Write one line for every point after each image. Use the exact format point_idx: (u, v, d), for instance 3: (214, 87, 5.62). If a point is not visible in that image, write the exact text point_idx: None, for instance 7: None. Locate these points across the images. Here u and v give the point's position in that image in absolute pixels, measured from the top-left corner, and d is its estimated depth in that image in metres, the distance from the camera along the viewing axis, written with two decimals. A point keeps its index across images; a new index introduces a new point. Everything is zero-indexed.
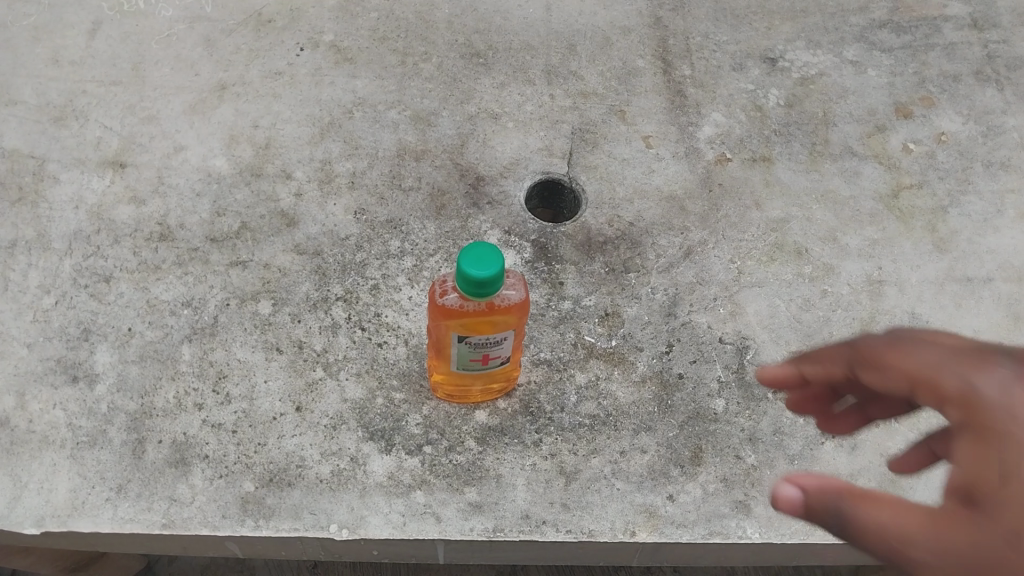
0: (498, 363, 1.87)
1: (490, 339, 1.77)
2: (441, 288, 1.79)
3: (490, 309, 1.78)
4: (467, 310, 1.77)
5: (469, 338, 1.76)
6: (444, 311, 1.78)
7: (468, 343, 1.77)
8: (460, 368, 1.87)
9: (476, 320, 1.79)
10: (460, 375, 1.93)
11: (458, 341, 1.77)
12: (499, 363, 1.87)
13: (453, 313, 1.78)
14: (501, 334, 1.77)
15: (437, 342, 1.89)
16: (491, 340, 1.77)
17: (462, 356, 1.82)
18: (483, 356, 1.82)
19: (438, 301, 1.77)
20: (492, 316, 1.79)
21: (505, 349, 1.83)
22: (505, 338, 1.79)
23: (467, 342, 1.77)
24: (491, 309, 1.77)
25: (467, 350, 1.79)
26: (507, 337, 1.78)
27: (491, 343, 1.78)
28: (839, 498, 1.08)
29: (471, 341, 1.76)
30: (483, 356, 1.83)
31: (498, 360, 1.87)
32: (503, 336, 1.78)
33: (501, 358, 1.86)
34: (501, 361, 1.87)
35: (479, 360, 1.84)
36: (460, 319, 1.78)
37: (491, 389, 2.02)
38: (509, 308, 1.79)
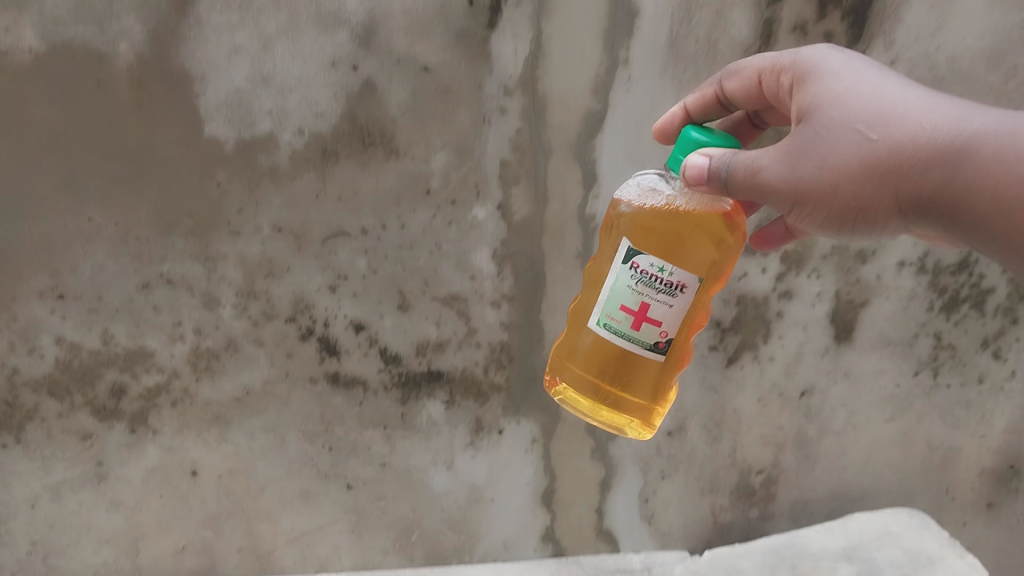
0: (648, 355, 0.95)
1: (659, 282, 0.92)
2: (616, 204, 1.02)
3: (685, 221, 0.97)
4: (653, 218, 0.98)
5: (638, 253, 0.92)
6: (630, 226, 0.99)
7: (634, 267, 0.93)
8: (600, 325, 0.96)
9: (655, 235, 0.98)
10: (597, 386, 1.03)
11: (621, 260, 0.93)
12: (649, 355, 0.95)
13: (628, 218, 1.00)
14: (684, 278, 0.92)
15: (578, 308, 1.09)
16: (658, 291, 0.92)
17: (614, 292, 0.95)
18: (640, 310, 0.93)
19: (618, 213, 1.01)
20: (691, 232, 0.98)
21: (672, 322, 0.94)
22: (680, 291, 0.93)
23: (631, 266, 0.93)
24: (693, 227, 0.97)
25: (627, 279, 0.93)
26: (685, 293, 0.93)
27: (655, 293, 0.93)
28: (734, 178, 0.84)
29: (639, 269, 0.92)
30: (638, 313, 0.94)
31: (650, 340, 0.94)
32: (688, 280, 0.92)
33: (656, 341, 0.94)
34: (652, 354, 0.95)
35: (620, 381, 1.02)
36: (636, 219, 0.99)
37: (608, 402, 1.03)
38: (713, 218, 0.98)
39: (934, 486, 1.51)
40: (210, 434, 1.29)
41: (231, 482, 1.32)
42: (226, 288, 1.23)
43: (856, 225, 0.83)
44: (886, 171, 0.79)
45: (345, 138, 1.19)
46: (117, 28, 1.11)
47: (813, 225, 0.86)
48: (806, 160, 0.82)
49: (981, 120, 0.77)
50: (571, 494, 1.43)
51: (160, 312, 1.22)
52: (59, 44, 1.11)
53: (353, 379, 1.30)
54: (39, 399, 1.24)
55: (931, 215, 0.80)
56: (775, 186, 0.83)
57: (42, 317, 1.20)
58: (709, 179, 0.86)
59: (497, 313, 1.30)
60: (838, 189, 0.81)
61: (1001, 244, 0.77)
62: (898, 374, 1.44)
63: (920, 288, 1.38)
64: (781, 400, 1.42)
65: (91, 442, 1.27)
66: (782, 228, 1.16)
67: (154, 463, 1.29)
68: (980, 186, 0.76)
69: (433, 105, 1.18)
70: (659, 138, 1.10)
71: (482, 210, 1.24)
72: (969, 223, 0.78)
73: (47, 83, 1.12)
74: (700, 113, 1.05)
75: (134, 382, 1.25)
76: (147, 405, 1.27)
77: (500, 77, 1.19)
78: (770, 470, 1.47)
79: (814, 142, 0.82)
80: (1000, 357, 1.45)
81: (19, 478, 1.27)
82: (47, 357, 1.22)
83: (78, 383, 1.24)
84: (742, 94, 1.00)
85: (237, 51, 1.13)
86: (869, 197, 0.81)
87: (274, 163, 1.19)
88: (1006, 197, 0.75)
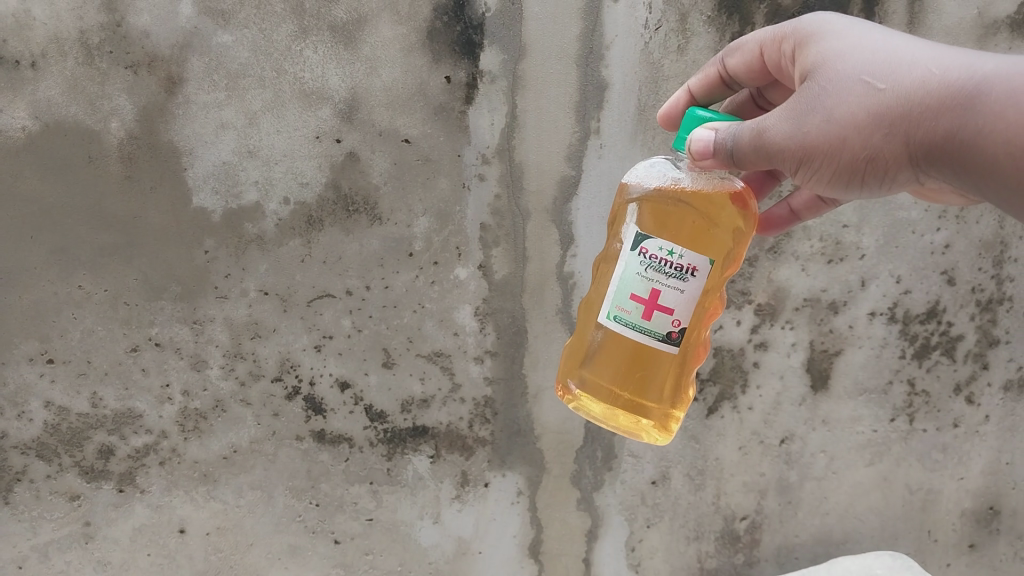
0: (660, 346, 0.96)
1: (670, 266, 0.94)
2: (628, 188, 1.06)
3: (694, 202, 1.01)
4: (664, 202, 1.02)
5: (647, 238, 0.94)
6: (644, 211, 1.03)
7: (642, 253, 0.95)
8: (611, 318, 0.98)
9: (669, 219, 1.02)
10: (613, 375, 1.06)
11: (630, 246, 0.96)
12: (662, 346, 0.96)
13: (642, 204, 1.03)
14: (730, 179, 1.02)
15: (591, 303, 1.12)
16: (669, 277, 0.94)
17: (624, 281, 0.96)
18: (651, 298, 0.95)
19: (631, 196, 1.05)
20: (700, 217, 1.02)
21: (684, 310, 0.95)
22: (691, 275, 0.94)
23: (640, 252, 0.95)
24: (703, 209, 1.02)
25: (637, 266, 0.95)
26: (696, 277, 0.94)
27: (666, 278, 0.94)
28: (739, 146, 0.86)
29: (648, 255, 0.95)
30: (649, 301, 0.95)
31: (662, 330, 0.95)
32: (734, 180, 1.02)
33: (668, 331, 0.95)
34: (664, 346, 0.96)
35: (635, 381, 1.05)
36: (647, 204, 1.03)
37: (622, 404, 1.06)
38: (723, 201, 1.03)
39: (916, 527, 1.52)
40: (198, 492, 1.46)
41: (218, 538, 1.47)
42: (213, 350, 1.42)
43: (867, 176, 0.83)
44: (893, 119, 0.79)
45: (330, 205, 1.38)
46: (111, 106, 1.34)
47: (821, 185, 0.87)
48: (811, 114, 0.83)
49: (993, 63, 0.75)
50: (558, 546, 1.51)
51: (148, 374, 1.42)
52: (52, 120, 1.33)
53: (339, 436, 1.45)
54: (29, 461, 1.43)
55: (942, 164, 0.78)
56: (780, 145, 0.84)
57: (32, 381, 1.41)
58: (715, 152, 0.88)
59: (479, 369, 1.44)
60: (845, 141, 0.81)
61: (1015, 195, 0.74)
62: (875, 421, 1.49)
63: (891, 337, 1.46)
64: (762, 447, 1.48)
65: (78, 503, 1.45)
66: (787, 211, 1.20)
67: (140, 522, 1.46)
68: (992, 131, 0.73)
69: (414, 173, 1.37)
70: (663, 122, 1.11)
71: (464, 270, 1.41)
72: (981, 171, 0.76)
73: (45, 156, 1.35)
74: (704, 94, 1.08)
75: (121, 444, 1.44)
76: (133, 466, 1.45)
77: (477, 148, 1.38)
78: (754, 516, 1.50)
79: (819, 97, 0.83)
80: (974, 403, 1.50)
81: (8, 540, 1.45)
82: (36, 421, 1.42)
83: (65, 446, 1.43)
84: (744, 69, 1.02)
85: (224, 127, 1.35)
86: (877, 146, 0.80)
87: (260, 230, 1.38)
88: (1017, 139, 0.72)
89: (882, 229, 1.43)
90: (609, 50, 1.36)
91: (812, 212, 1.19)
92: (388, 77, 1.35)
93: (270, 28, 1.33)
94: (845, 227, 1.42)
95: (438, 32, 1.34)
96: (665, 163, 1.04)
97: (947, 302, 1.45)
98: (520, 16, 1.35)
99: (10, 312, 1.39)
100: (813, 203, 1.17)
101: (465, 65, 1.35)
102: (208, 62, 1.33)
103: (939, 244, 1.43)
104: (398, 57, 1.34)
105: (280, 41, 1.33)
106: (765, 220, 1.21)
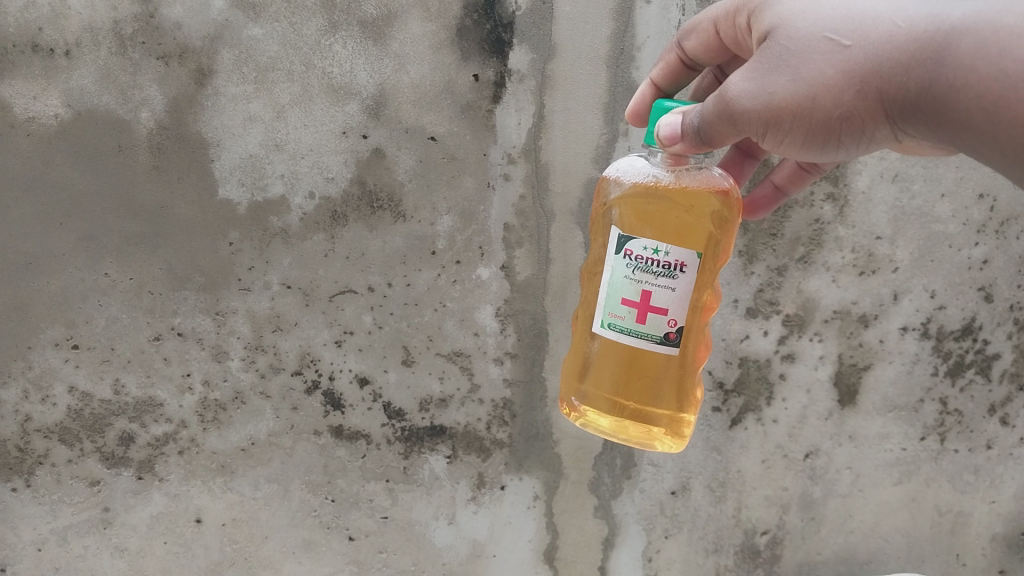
0: (659, 348, 0.94)
1: (657, 265, 0.93)
2: (606, 189, 1.06)
3: (676, 197, 1.00)
4: (644, 200, 1.01)
5: (630, 240, 0.94)
6: (624, 212, 1.02)
7: (628, 256, 0.94)
8: (605, 326, 0.97)
9: (651, 217, 1.01)
10: (613, 388, 1.05)
11: (615, 250, 0.95)
12: (660, 348, 0.95)
13: (621, 205, 1.02)
14: (708, 167, 1.02)
15: (584, 315, 1.12)
16: (658, 276, 0.93)
17: (613, 287, 0.95)
18: (642, 300, 0.94)
19: (610, 196, 1.04)
20: (683, 211, 1.01)
21: (678, 309, 0.93)
22: (680, 272, 0.93)
23: (626, 255, 0.94)
24: (686, 203, 1.01)
25: (624, 269, 0.94)
26: (686, 272, 0.93)
27: (654, 278, 0.93)
28: (706, 120, 0.85)
29: (633, 256, 0.94)
30: (640, 304, 0.94)
31: (659, 331, 0.94)
32: (711, 168, 1.02)
33: (665, 332, 0.94)
34: (662, 347, 0.95)
35: (637, 390, 1.04)
36: (627, 203, 1.02)
37: (628, 415, 1.04)
38: (707, 194, 1.01)
39: (944, 551, 1.48)
40: (215, 482, 1.47)
41: (234, 530, 1.48)
42: (235, 342, 1.43)
43: (842, 136, 0.82)
44: (865, 76, 0.77)
45: (354, 201, 1.38)
46: (141, 96, 1.35)
47: (794, 147, 0.85)
48: (777, 75, 0.81)
49: (961, 10, 0.72)
50: (573, 552, 1.49)
51: (169, 364, 1.43)
52: (85, 108, 1.36)
53: (356, 432, 1.45)
54: (51, 445, 1.45)
55: (917, 120, 0.77)
56: (747, 110, 0.82)
57: (56, 365, 1.43)
58: (683, 135, 0.89)
59: (499, 369, 1.43)
60: (816, 101, 0.80)
61: (990, 147, 0.72)
62: (905, 439, 1.45)
63: (923, 353, 1.42)
64: (786, 461, 1.45)
65: (98, 488, 1.47)
66: (771, 189, 1.21)
67: (158, 510, 1.47)
68: (964, 85, 0.72)
69: (440, 171, 1.37)
70: (633, 121, 1.11)
71: (486, 270, 1.40)
72: (954, 125, 0.74)
73: (77, 144, 1.37)
74: (667, 82, 1.07)
75: (142, 432, 1.45)
76: (152, 454, 1.46)
77: (503, 147, 1.37)
78: (776, 531, 1.46)
79: (782, 57, 0.81)
80: (1008, 424, 1.45)
81: (28, 522, 1.48)
82: (59, 405, 1.44)
83: (87, 432, 1.45)
84: (702, 49, 1.02)
85: (252, 119, 1.36)
86: (848, 105, 0.79)
87: (285, 224, 1.39)
88: (989, 91, 0.70)
89: (917, 242, 1.38)
90: (640, 51, 1.34)
91: (796, 184, 1.19)
92: (416, 73, 1.34)
93: (300, 22, 1.33)
94: (878, 239, 1.38)
95: (467, 30, 1.34)
96: (639, 160, 1.03)
97: (984, 320, 1.41)
98: (551, 14, 1.34)
99: (37, 298, 1.42)
100: (796, 175, 1.18)
101: (493, 64, 1.35)
102: (238, 55, 1.34)
103: (976, 259, 1.39)
104: (427, 55, 1.34)
105: (310, 36, 1.33)
106: (750, 203, 1.22)
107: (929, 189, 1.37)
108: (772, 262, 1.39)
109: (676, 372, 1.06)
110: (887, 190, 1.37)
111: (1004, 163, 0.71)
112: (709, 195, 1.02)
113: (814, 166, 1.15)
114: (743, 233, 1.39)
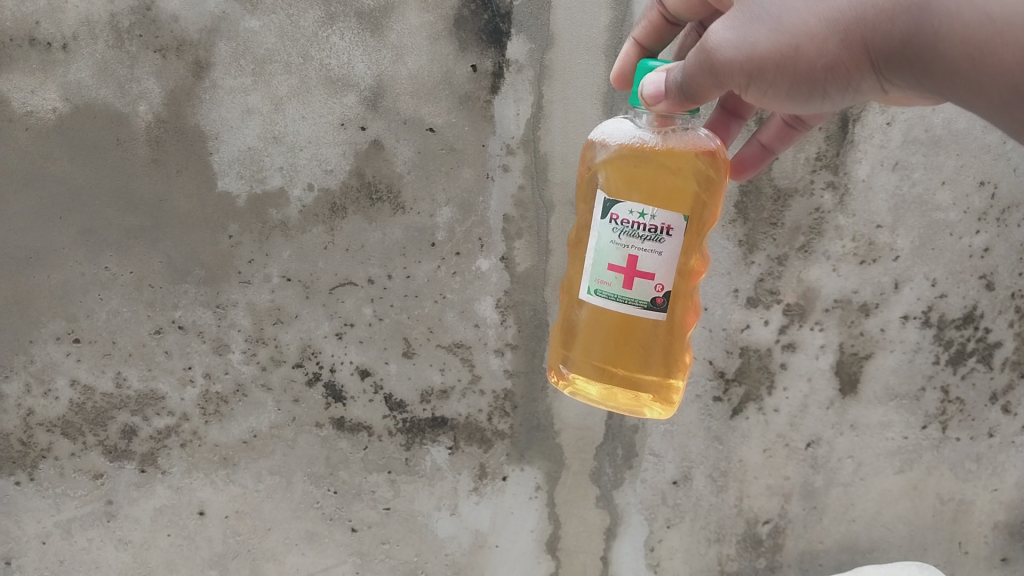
0: (646, 313, 0.95)
1: (643, 229, 0.93)
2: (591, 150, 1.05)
3: (662, 160, 1.00)
4: (630, 163, 1.00)
5: (614, 203, 0.94)
6: (608, 174, 1.02)
7: (613, 220, 0.94)
8: (591, 293, 0.96)
9: (636, 179, 1.00)
10: (600, 354, 1.04)
11: (601, 215, 0.95)
12: (648, 313, 0.95)
13: (607, 168, 1.02)
14: (694, 126, 1.01)
15: (571, 281, 1.12)
16: (644, 240, 0.93)
17: (599, 253, 0.95)
18: (628, 265, 0.93)
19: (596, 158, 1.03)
20: (670, 174, 1.00)
21: (665, 273, 0.94)
22: (666, 235, 0.93)
23: (611, 219, 0.94)
24: (673, 165, 1.00)
25: (610, 234, 0.94)
26: (672, 236, 0.93)
27: (641, 242, 0.93)
28: (688, 75, 0.85)
29: (619, 221, 0.94)
30: (627, 269, 0.94)
31: (646, 296, 0.94)
32: (697, 127, 1.01)
33: (652, 296, 0.94)
34: (649, 313, 0.95)
35: (625, 356, 1.04)
36: (613, 166, 1.01)
37: (617, 382, 1.04)
38: (694, 156, 1.01)
39: (946, 539, 1.48)
40: (218, 475, 1.47)
41: (236, 522, 1.48)
42: (235, 335, 1.43)
43: (827, 86, 0.81)
44: (848, 24, 0.76)
45: (353, 193, 1.38)
46: (139, 90, 1.35)
47: (778, 99, 0.84)
48: (758, 25, 0.80)
49: None
50: (576, 542, 1.50)
51: (171, 357, 1.44)
52: (82, 102, 1.35)
53: (358, 424, 1.45)
54: (53, 438, 1.46)
55: (903, 70, 0.76)
56: (730, 61, 0.81)
57: (58, 359, 1.44)
58: (667, 93, 0.88)
59: (500, 360, 1.44)
60: (799, 51, 0.79)
61: (976, 95, 0.71)
62: (906, 427, 1.45)
63: (924, 341, 1.42)
64: (788, 450, 1.45)
65: (101, 481, 1.47)
66: (758, 147, 1.20)
67: (161, 503, 1.48)
68: (950, 32, 0.71)
69: (439, 163, 1.37)
70: (619, 82, 1.10)
71: (486, 261, 1.40)
72: (940, 75, 0.73)
73: (75, 138, 1.37)
74: (650, 39, 1.07)
75: (144, 425, 1.46)
76: (155, 447, 1.47)
77: (502, 138, 1.37)
78: (777, 520, 1.47)
79: (763, 7, 0.80)
80: (1010, 412, 1.45)
81: (31, 515, 1.48)
82: (61, 399, 1.45)
83: (90, 425, 1.45)
84: (683, 6, 1.02)
85: (250, 112, 1.36)
86: (832, 55, 0.78)
87: (284, 217, 1.39)
88: (976, 37, 0.69)
89: (918, 230, 1.38)
90: None
91: (783, 142, 1.19)
92: (413, 64, 1.34)
93: (297, 14, 1.33)
94: (879, 227, 1.38)
95: (465, 20, 1.33)
96: (624, 122, 1.02)
97: (985, 308, 1.41)
98: (549, 5, 1.33)
99: (38, 292, 1.42)
100: (783, 133, 1.18)
101: (491, 55, 1.34)
102: (236, 47, 1.34)
103: (977, 247, 1.39)
104: (425, 45, 1.33)
105: (308, 27, 1.33)
106: (737, 162, 1.22)
107: (930, 177, 1.37)
108: (772, 252, 1.39)
109: (664, 338, 1.06)
110: (888, 178, 1.37)
111: (990, 111, 0.71)
112: (695, 157, 1.01)
113: (801, 122, 1.15)
114: (744, 222, 1.38)
